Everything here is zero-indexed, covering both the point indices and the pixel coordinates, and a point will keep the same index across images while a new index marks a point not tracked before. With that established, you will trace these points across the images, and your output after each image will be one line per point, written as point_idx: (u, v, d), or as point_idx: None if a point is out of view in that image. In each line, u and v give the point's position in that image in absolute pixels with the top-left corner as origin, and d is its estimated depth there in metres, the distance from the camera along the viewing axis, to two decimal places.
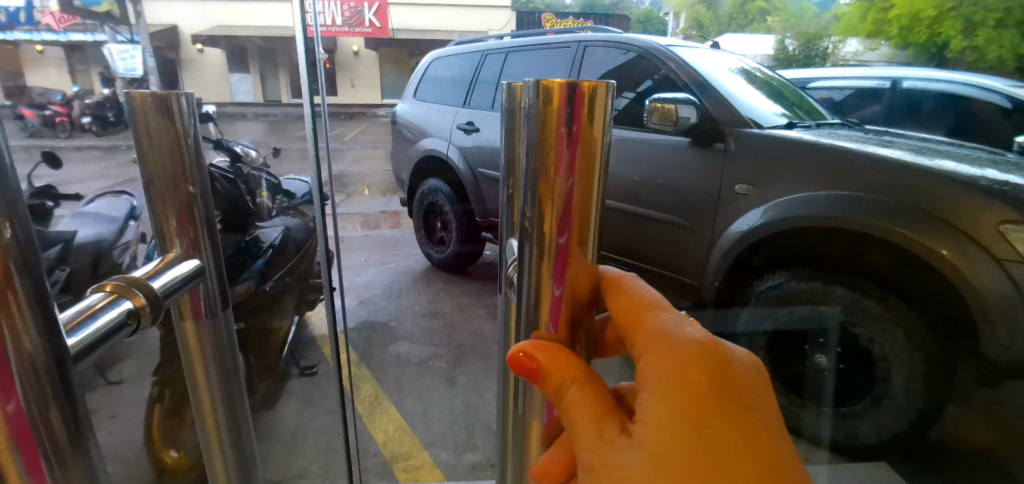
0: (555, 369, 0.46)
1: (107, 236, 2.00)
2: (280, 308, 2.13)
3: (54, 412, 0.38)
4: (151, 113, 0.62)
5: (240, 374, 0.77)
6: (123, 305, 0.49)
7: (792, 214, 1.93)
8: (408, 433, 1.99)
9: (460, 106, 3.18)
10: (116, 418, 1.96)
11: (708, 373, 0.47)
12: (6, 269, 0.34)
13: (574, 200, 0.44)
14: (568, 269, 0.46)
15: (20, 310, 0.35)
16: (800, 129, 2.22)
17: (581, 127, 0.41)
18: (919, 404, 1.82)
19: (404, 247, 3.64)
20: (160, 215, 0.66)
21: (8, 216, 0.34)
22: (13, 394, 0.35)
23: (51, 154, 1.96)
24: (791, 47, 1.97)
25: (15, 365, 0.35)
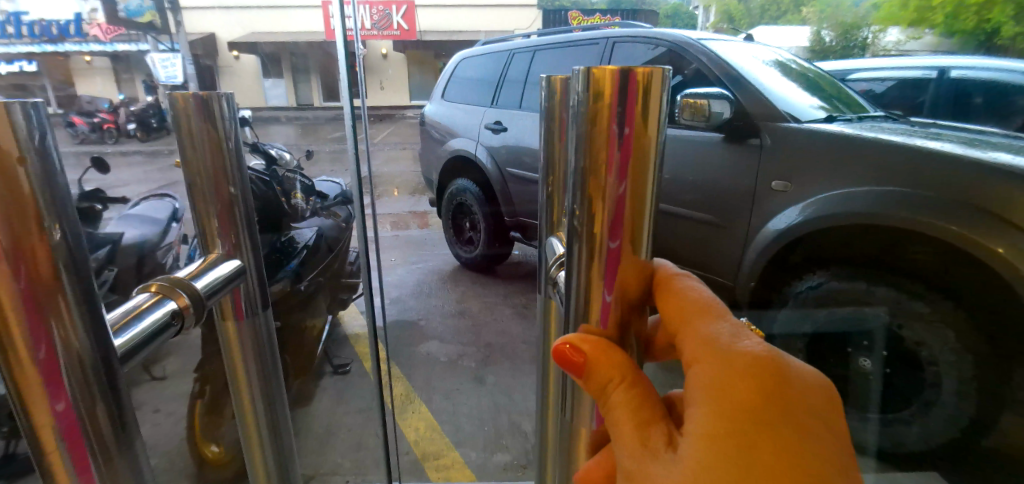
0: (603, 364, 0.45)
1: (151, 236, 2.08)
2: (313, 307, 2.16)
3: (100, 409, 0.39)
4: (193, 114, 0.64)
5: (279, 375, 0.79)
6: (166, 307, 0.49)
7: (831, 210, 1.87)
8: (437, 432, 2.01)
9: (487, 106, 3.19)
10: (159, 412, 2.04)
11: (763, 390, 0.44)
12: (55, 271, 0.35)
13: (626, 205, 0.42)
14: (619, 272, 0.45)
15: (70, 310, 0.36)
16: (840, 122, 2.14)
17: (634, 129, 0.40)
18: (971, 409, 1.73)
19: (433, 248, 3.67)
20: (201, 214, 0.68)
21: (58, 219, 0.36)
22: (62, 393, 0.37)
23: (99, 159, 2.06)
24: (828, 38, 1.93)
25: (63, 362, 0.37)
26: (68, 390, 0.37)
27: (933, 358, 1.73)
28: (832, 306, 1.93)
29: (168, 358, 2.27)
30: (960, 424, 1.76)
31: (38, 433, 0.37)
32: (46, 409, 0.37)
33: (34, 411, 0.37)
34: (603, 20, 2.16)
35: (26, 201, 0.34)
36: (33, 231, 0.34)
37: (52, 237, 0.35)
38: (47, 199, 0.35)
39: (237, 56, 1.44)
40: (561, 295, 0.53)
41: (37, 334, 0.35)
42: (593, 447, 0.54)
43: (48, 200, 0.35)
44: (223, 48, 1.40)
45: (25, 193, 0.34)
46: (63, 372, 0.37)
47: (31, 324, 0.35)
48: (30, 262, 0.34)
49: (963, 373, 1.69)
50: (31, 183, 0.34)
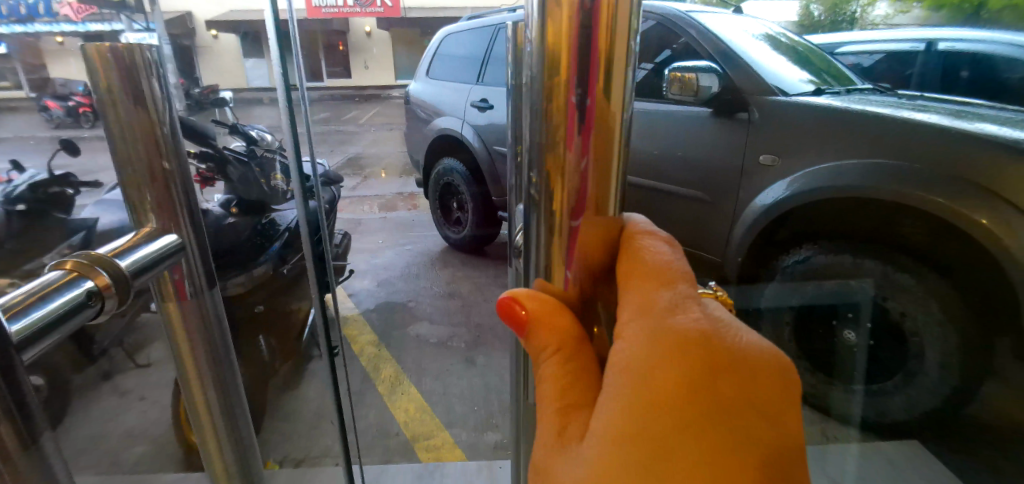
0: (539, 328, 0.43)
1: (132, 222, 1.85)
2: (299, 291, 2.11)
3: (0, 415, 0.34)
4: (113, 73, 0.60)
5: (231, 365, 0.76)
6: (78, 288, 0.45)
7: (819, 185, 1.86)
8: (428, 413, 2.01)
9: (474, 84, 3.15)
10: (145, 400, 2.03)
11: (692, 380, 0.41)
12: None
13: (589, 181, 0.40)
14: (580, 240, 0.44)
15: None
16: (829, 95, 2.12)
17: (595, 100, 0.38)
18: (953, 380, 1.75)
19: (421, 229, 3.64)
20: (128, 189, 0.65)
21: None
22: None
23: (70, 142, 1.98)
24: (817, 13, 1.86)
25: None
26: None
27: (917, 330, 1.76)
28: (818, 280, 1.94)
29: None
30: (943, 394, 1.78)
31: None
32: None
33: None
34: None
35: None
36: None
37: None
38: None
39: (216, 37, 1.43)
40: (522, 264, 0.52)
41: None
42: None
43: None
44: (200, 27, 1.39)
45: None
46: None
47: None
48: None
49: (948, 345, 1.72)
50: None
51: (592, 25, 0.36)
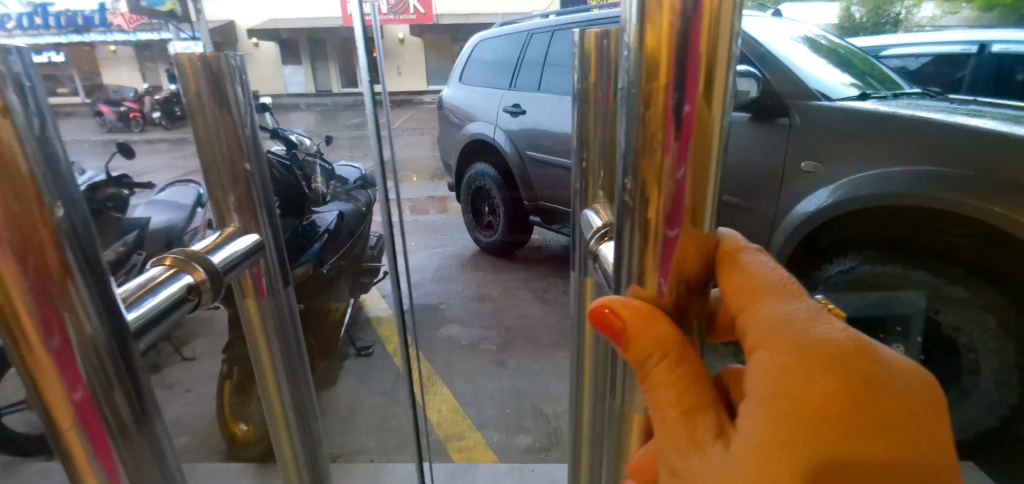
0: (642, 336, 0.38)
1: (179, 223, 2.07)
2: (336, 291, 2.15)
3: (119, 396, 0.35)
4: (201, 81, 0.64)
5: (302, 358, 0.79)
6: (184, 283, 0.48)
7: (864, 193, 1.81)
8: (459, 413, 2.03)
9: (506, 88, 3.16)
10: (189, 392, 2.11)
11: (841, 394, 0.36)
12: (63, 261, 0.31)
13: (685, 192, 0.35)
14: (677, 252, 0.37)
15: (82, 293, 0.32)
16: (875, 100, 2.06)
17: (695, 106, 0.32)
18: (1010, 396, 1.67)
19: (452, 233, 3.68)
20: (216, 191, 0.69)
21: (58, 195, 0.31)
22: (79, 383, 0.33)
23: (124, 144, 2.07)
24: (858, 15, 1.81)
25: (77, 350, 0.33)
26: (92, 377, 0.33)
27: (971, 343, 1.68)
28: (866, 291, 1.87)
29: None
30: (999, 412, 1.70)
31: (55, 423, 0.33)
32: (62, 401, 0.33)
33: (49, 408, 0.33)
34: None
35: (26, 182, 0.29)
36: (35, 214, 0.30)
37: (49, 214, 0.30)
38: (45, 176, 0.31)
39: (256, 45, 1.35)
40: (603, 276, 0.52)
41: (48, 325, 0.31)
42: (645, 435, 0.48)
43: (41, 173, 0.30)
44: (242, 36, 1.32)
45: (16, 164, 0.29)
46: (81, 363, 0.33)
47: (42, 316, 0.31)
48: (34, 247, 0.30)
49: (1006, 363, 1.65)
50: (29, 163, 0.30)
51: (694, 13, 0.30)
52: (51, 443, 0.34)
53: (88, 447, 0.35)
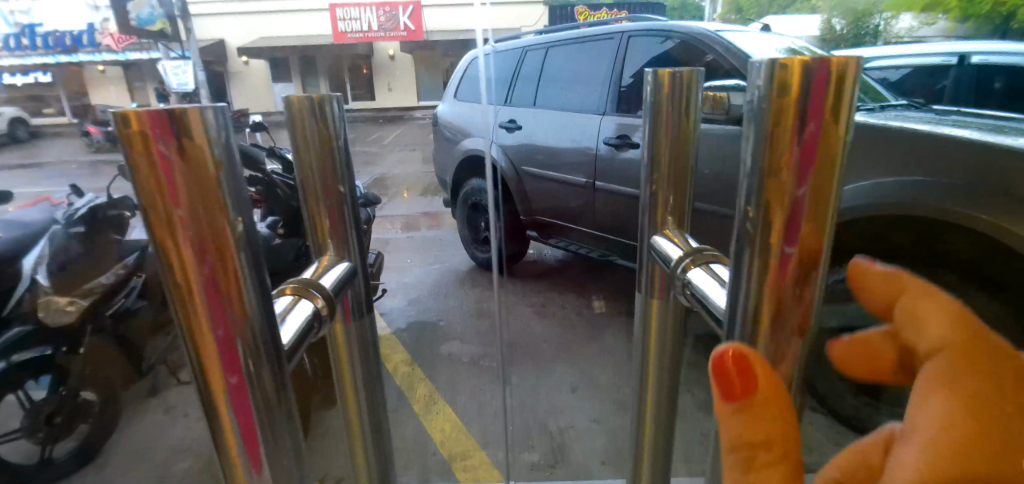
0: (748, 384, 0.34)
1: None
2: None
3: (269, 390, 0.38)
4: (306, 113, 0.62)
5: (382, 380, 0.73)
6: (305, 317, 0.47)
7: (860, 204, 1.84)
8: (463, 432, 2.02)
9: (502, 104, 3.17)
10: (189, 416, 2.08)
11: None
12: (236, 265, 0.34)
13: (805, 209, 0.35)
14: (795, 277, 0.38)
15: (246, 293, 0.35)
16: (863, 112, 2.11)
17: (821, 125, 0.33)
18: None
19: (447, 248, 3.68)
20: (312, 214, 0.67)
21: (236, 208, 0.34)
22: (237, 369, 0.36)
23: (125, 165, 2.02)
24: (839, 26, 1.81)
25: (240, 344, 0.36)
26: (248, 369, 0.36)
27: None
28: None
29: None
30: None
31: (216, 412, 0.37)
32: (221, 386, 0.36)
33: (213, 392, 0.36)
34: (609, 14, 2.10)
35: (214, 194, 0.32)
36: (219, 223, 0.33)
37: (230, 224, 0.34)
38: (230, 190, 0.33)
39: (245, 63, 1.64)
40: (700, 305, 0.51)
41: (219, 318, 0.34)
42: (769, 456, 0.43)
43: (228, 187, 0.33)
44: (231, 57, 1.59)
45: (210, 179, 0.32)
46: (242, 355, 0.36)
47: (213, 309, 0.34)
48: (219, 251, 0.33)
49: None
50: (220, 179, 0.32)
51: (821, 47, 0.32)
52: (210, 426, 0.38)
53: (240, 435, 0.37)
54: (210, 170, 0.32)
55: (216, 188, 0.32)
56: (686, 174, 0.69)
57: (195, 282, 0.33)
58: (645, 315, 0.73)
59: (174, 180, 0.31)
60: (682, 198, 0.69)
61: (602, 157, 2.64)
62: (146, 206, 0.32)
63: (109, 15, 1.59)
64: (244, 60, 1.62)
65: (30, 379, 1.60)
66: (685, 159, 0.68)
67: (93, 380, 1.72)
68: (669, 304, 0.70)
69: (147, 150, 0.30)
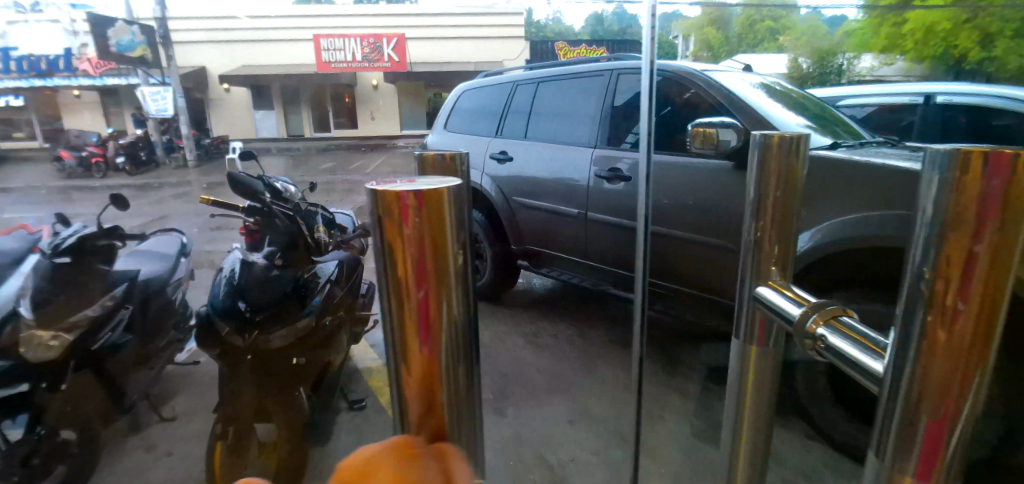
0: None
1: (161, 274, 1.97)
2: (336, 346, 1.99)
3: (458, 396, 0.44)
4: (437, 172, 0.59)
5: None
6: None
7: (839, 237, 1.93)
8: None
9: (492, 136, 3.25)
10: (172, 455, 2.01)
11: None
12: (445, 284, 0.40)
13: (980, 271, 0.32)
14: (954, 345, 0.34)
15: (453, 308, 0.41)
16: (844, 149, 2.19)
17: (1011, 180, 0.30)
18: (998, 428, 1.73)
19: None
20: None
21: (457, 237, 0.40)
22: (433, 374, 0.42)
23: (117, 194, 1.93)
24: (805, 65, 1.69)
25: (442, 353, 0.42)
26: (438, 382, 0.42)
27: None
28: None
29: (176, 398, 2.26)
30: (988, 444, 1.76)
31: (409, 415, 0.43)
32: (415, 394, 0.42)
33: (409, 395, 0.43)
34: (588, 49, 2.32)
35: (446, 227, 0.38)
36: (443, 252, 0.39)
37: (452, 256, 0.40)
38: (455, 224, 0.39)
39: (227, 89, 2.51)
40: (835, 362, 0.50)
41: (426, 333, 0.41)
42: None
43: (454, 217, 0.39)
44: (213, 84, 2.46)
45: (443, 217, 0.38)
46: (436, 370, 0.42)
47: (422, 321, 0.40)
48: (437, 271, 0.39)
49: None
50: (450, 213, 0.39)
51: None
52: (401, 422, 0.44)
53: (424, 434, 0.44)
54: (441, 211, 0.37)
55: (446, 227, 0.38)
56: (792, 217, 0.69)
57: (410, 302, 0.40)
58: (741, 358, 0.74)
59: (411, 216, 0.37)
60: (788, 240, 0.70)
61: (594, 189, 2.66)
62: (386, 235, 0.38)
63: (87, 41, 1.95)
64: (226, 89, 2.49)
65: (5, 419, 1.55)
66: (793, 203, 0.69)
67: (71, 419, 1.67)
68: (769, 352, 0.71)
69: (395, 195, 0.37)
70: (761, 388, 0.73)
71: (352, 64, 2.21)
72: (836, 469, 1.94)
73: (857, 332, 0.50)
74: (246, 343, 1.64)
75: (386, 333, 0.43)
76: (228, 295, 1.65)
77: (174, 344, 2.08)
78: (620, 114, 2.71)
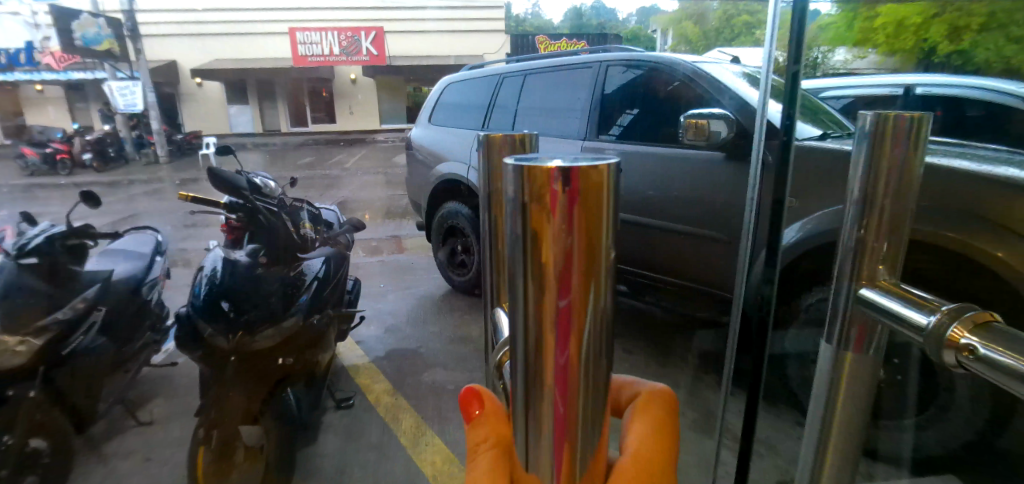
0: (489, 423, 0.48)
1: (136, 273, 1.89)
2: (324, 343, 1.95)
3: (591, 415, 0.38)
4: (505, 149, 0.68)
5: None
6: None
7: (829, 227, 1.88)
8: (455, 465, 1.92)
9: (478, 129, 3.20)
10: (151, 462, 1.93)
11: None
12: (591, 289, 0.34)
13: None
14: None
15: (602, 318, 0.36)
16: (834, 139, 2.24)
17: None
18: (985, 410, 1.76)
19: (420, 273, 3.62)
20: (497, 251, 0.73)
21: (615, 229, 0.34)
22: (567, 390, 0.37)
23: (88, 191, 1.86)
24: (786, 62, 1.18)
25: (583, 367, 0.37)
26: (575, 400, 0.37)
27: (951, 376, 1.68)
28: None
29: (153, 402, 2.19)
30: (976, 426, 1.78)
31: (539, 432, 0.39)
32: (548, 409, 0.38)
33: (540, 412, 0.38)
34: (571, 42, 2.29)
35: (603, 225, 0.33)
36: (597, 254, 0.33)
37: (605, 253, 0.34)
38: (614, 216, 0.34)
39: (201, 83, 2.52)
40: (988, 379, 0.39)
41: (564, 346, 0.36)
42: None
43: (613, 211, 0.34)
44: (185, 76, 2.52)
45: (598, 213, 0.32)
46: (574, 385, 0.37)
47: (560, 331, 0.35)
48: (585, 274, 0.34)
49: None
50: (608, 207, 0.33)
51: None
52: (524, 433, 0.40)
53: (549, 452, 0.39)
54: (601, 199, 0.31)
55: (602, 224, 0.32)
56: (910, 208, 0.50)
57: (548, 310, 0.35)
58: (830, 368, 0.55)
59: (567, 204, 0.31)
60: (904, 239, 0.51)
61: None
62: (529, 222, 0.33)
63: (50, 34, 1.85)
64: (199, 82, 2.51)
65: None
66: (909, 196, 0.49)
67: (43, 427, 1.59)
68: (868, 362, 0.53)
69: (545, 179, 0.31)
70: (853, 410, 0.55)
71: (329, 58, 2.22)
72: None
73: (1016, 346, 0.38)
74: (230, 344, 1.58)
75: (516, 340, 0.39)
76: (210, 295, 1.61)
77: (151, 346, 1.99)
78: (606, 106, 2.69)
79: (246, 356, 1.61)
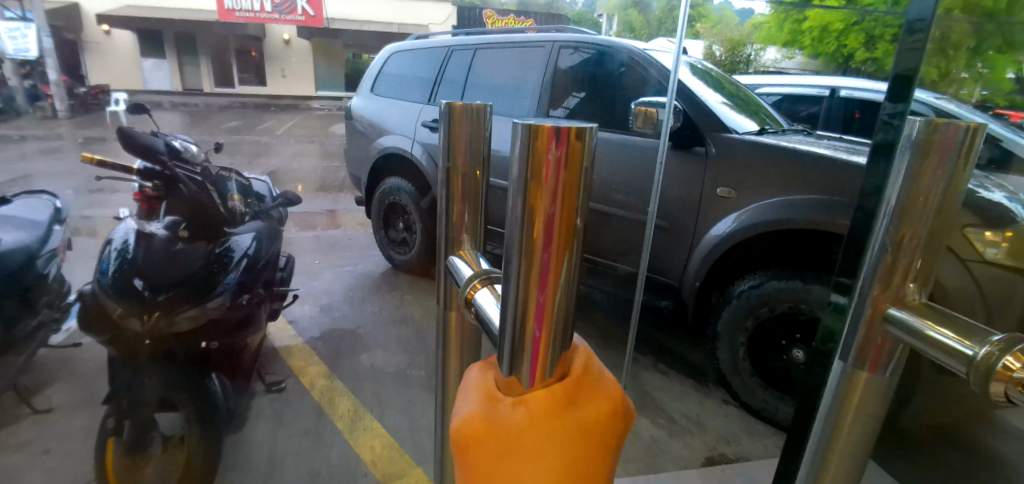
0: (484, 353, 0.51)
1: (28, 244, 1.68)
2: (254, 323, 1.84)
3: (563, 330, 0.42)
4: (464, 121, 0.71)
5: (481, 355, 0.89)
6: (494, 303, 0.54)
7: (760, 220, 2.01)
8: (396, 449, 1.89)
9: (424, 103, 3.11)
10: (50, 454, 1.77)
11: (558, 401, 0.42)
12: (568, 245, 0.39)
13: None
14: None
15: (572, 268, 0.41)
16: (770, 135, 2.30)
17: None
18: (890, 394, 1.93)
19: (358, 251, 3.49)
20: (454, 226, 0.76)
21: (586, 193, 0.39)
22: (544, 313, 0.42)
23: None
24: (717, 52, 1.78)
25: (563, 304, 0.41)
26: (553, 325, 0.41)
27: None
28: (771, 305, 2.02)
29: (51, 389, 1.97)
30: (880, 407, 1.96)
31: (518, 342, 0.43)
32: (529, 330, 0.42)
33: (522, 336, 0.43)
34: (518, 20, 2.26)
35: (575, 193, 0.38)
36: (573, 217, 0.38)
37: (579, 216, 0.39)
38: (585, 185, 0.38)
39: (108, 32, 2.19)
40: None
41: (543, 285, 0.41)
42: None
43: (587, 182, 0.38)
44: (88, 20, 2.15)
45: (576, 182, 0.37)
46: (551, 317, 0.42)
47: (541, 276, 0.40)
48: (564, 232, 0.39)
49: None
50: (584, 178, 0.38)
51: None
52: (508, 351, 0.44)
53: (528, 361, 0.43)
54: (581, 163, 0.37)
55: (578, 184, 0.38)
56: (944, 235, 0.54)
57: (535, 262, 0.40)
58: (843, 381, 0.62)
59: (556, 176, 0.37)
60: (932, 257, 0.54)
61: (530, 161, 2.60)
62: (530, 196, 0.39)
63: None
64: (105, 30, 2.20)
65: None
66: (952, 208, 0.53)
67: None
68: (880, 381, 0.59)
69: (541, 154, 0.37)
70: (868, 414, 0.61)
71: (260, 15, 1.99)
72: (750, 433, 2.10)
73: None
74: (144, 327, 1.46)
75: (508, 283, 0.43)
76: (121, 272, 1.47)
77: (48, 325, 1.78)
78: (556, 88, 2.67)
79: (164, 340, 1.50)
